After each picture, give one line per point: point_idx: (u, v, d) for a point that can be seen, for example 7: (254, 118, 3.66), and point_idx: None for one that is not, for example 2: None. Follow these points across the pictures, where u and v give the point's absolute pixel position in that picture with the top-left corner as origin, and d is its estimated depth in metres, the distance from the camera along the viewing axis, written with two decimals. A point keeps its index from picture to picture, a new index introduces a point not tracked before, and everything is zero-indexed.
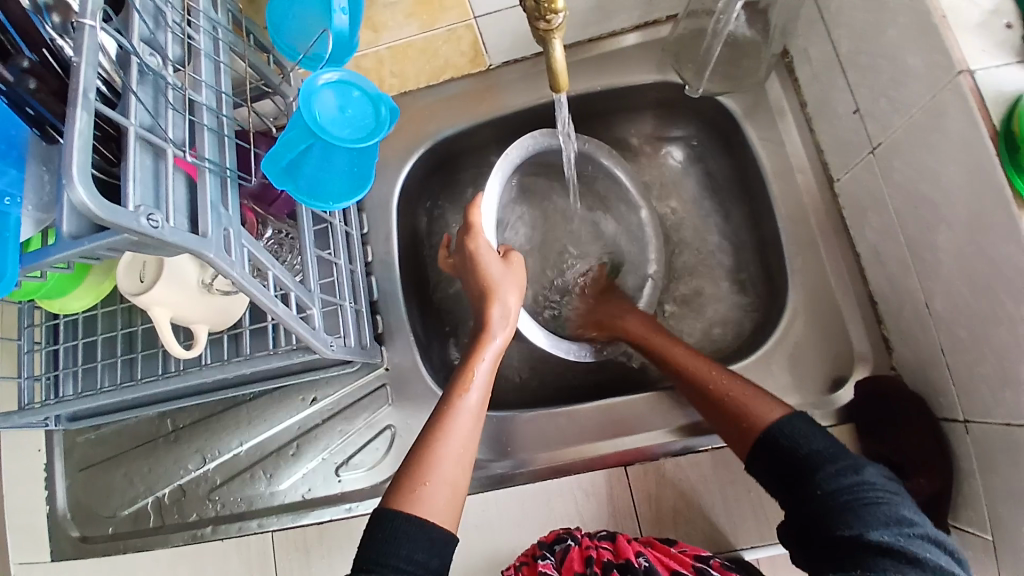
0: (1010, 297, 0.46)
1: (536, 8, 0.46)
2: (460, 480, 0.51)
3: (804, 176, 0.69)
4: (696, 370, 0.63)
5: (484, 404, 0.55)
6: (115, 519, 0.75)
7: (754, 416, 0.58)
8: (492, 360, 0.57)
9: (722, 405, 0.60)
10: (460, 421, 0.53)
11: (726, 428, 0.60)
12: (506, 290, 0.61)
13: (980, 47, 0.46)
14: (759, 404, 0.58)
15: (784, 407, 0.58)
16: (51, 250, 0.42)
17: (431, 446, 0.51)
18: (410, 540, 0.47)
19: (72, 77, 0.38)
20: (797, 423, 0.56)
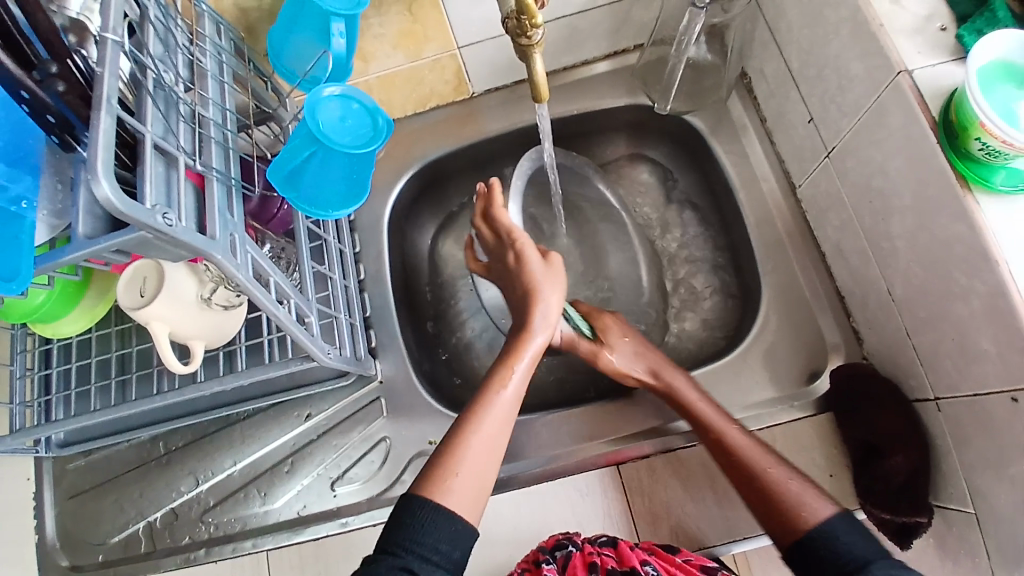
0: (964, 272, 0.50)
1: (517, 25, 0.49)
2: (486, 475, 0.54)
3: (768, 184, 0.73)
4: (741, 447, 0.60)
5: (518, 403, 0.58)
6: (104, 547, 0.73)
7: (800, 505, 0.55)
8: (532, 356, 0.60)
9: (770, 492, 0.57)
10: (495, 421, 0.56)
11: (769, 519, 0.57)
12: (550, 294, 0.63)
13: (914, 51, 0.52)
14: (811, 499, 0.55)
15: (835, 507, 0.55)
16: (67, 250, 0.46)
17: (464, 441, 0.54)
18: (436, 531, 0.49)
19: (96, 86, 0.43)
20: (842, 523, 0.53)
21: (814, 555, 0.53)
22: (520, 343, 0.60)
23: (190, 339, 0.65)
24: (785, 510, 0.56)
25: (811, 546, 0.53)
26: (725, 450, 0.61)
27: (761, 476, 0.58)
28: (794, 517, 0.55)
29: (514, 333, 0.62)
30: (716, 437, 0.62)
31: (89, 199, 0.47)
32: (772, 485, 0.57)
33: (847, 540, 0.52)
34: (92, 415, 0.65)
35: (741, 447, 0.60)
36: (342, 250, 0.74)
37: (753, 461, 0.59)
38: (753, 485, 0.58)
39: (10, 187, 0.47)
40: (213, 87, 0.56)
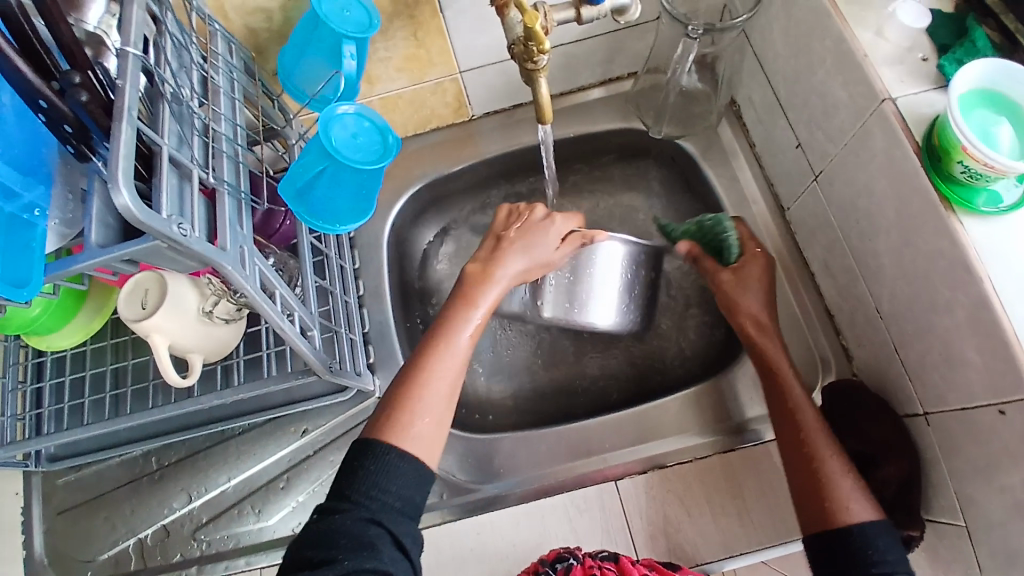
0: (948, 286, 0.53)
1: (524, 50, 0.51)
2: (445, 417, 0.54)
3: (758, 206, 0.76)
4: (813, 427, 0.59)
5: (470, 352, 0.57)
6: (94, 564, 0.72)
7: (838, 496, 0.54)
8: (492, 300, 0.59)
9: (815, 477, 0.56)
10: (449, 364, 0.55)
11: (802, 502, 0.56)
12: (541, 256, 0.62)
13: (897, 80, 0.55)
14: (849, 499, 0.54)
15: (873, 514, 0.53)
16: (79, 258, 0.47)
17: (419, 385, 0.54)
18: (399, 477, 0.49)
19: (119, 98, 0.44)
20: (875, 531, 0.52)
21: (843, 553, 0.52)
22: (481, 289, 0.59)
23: (188, 353, 0.65)
24: (822, 497, 0.55)
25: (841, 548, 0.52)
26: (793, 423, 0.60)
27: (816, 459, 0.57)
28: (825, 508, 0.54)
29: (475, 276, 0.60)
30: (783, 407, 0.62)
31: (101, 209, 0.48)
32: (819, 472, 0.56)
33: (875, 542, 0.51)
34: (88, 428, 0.65)
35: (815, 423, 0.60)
36: (342, 266, 0.75)
37: (815, 442, 0.58)
38: (801, 466, 0.57)
39: (23, 195, 0.47)
40: (224, 103, 0.57)
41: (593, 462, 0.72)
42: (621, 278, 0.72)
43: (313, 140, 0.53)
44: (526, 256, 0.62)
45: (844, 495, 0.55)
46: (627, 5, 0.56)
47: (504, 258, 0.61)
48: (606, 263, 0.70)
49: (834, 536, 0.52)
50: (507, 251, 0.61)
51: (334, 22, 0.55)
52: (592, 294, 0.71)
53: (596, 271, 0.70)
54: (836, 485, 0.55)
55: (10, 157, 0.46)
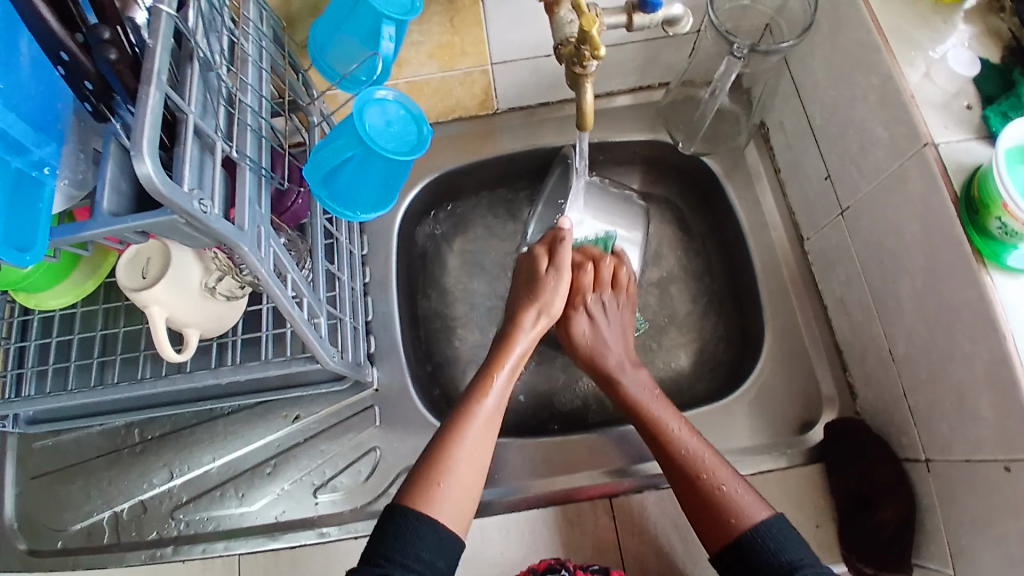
0: (969, 339, 0.53)
1: (575, 52, 0.50)
2: (472, 482, 0.55)
3: (777, 233, 0.76)
4: (685, 444, 0.61)
5: (500, 410, 0.59)
6: (65, 534, 0.70)
7: (742, 513, 0.56)
8: (513, 365, 0.62)
9: (706, 495, 0.57)
10: (480, 426, 0.57)
11: (704, 524, 0.57)
12: (550, 298, 0.66)
13: (941, 124, 0.54)
14: (742, 506, 0.56)
15: (766, 514, 0.55)
16: (88, 224, 0.43)
17: (447, 449, 0.56)
18: (418, 540, 0.51)
19: (148, 59, 0.41)
20: (774, 529, 0.54)
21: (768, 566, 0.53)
22: (502, 349, 0.63)
23: (185, 326, 0.62)
24: (719, 514, 0.56)
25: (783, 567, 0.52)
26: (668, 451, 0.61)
27: (700, 478, 0.59)
28: (725, 522, 0.56)
29: (496, 341, 0.64)
30: (655, 435, 0.62)
31: (116, 173, 0.45)
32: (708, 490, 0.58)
33: (784, 545, 0.53)
34: (72, 395, 0.62)
35: (691, 448, 0.60)
36: (351, 251, 0.73)
37: (699, 462, 0.59)
38: (691, 488, 0.58)
39: (33, 151, 0.44)
40: (252, 73, 0.54)
41: (585, 475, 0.71)
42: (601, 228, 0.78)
43: (345, 124, 0.50)
44: (535, 301, 0.65)
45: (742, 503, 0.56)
46: (680, 16, 0.54)
47: (519, 315, 0.65)
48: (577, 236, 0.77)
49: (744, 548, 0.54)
50: (520, 307, 0.66)
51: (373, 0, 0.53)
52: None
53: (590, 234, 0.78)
54: (734, 502, 0.57)
55: (24, 111, 0.43)
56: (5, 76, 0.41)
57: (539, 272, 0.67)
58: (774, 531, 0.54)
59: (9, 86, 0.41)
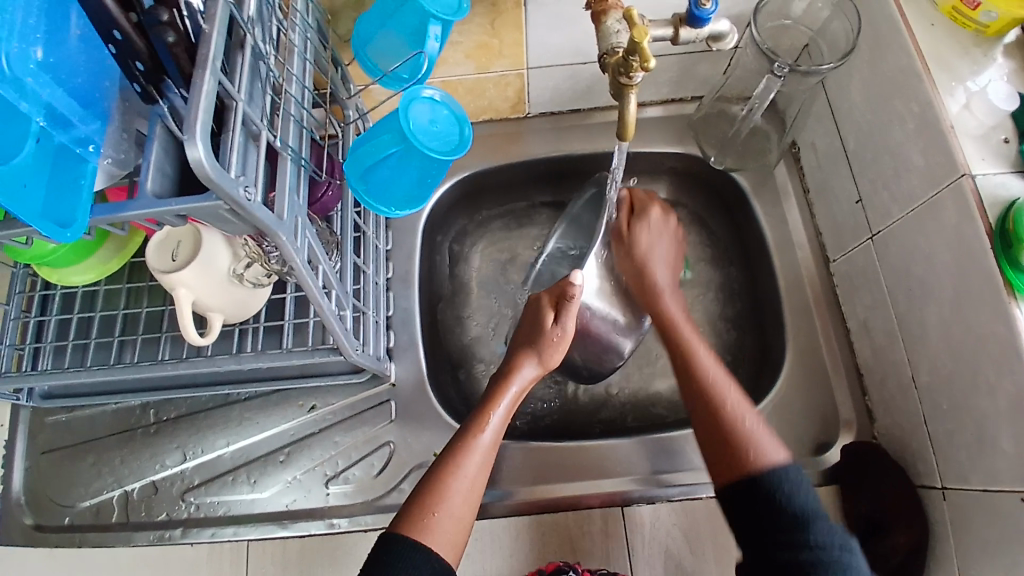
0: (994, 370, 0.53)
1: (623, 63, 0.50)
2: (466, 515, 0.55)
3: (803, 253, 0.76)
4: (720, 379, 0.62)
5: (494, 449, 0.59)
6: (73, 511, 0.70)
7: (756, 450, 0.56)
8: (507, 407, 0.61)
9: (727, 432, 0.58)
10: (474, 463, 0.57)
11: (717, 457, 0.57)
12: (551, 351, 0.65)
13: (978, 156, 0.54)
14: (760, 444, 0.56)
15: (784, 457, 0.55)
16: (130, 204, 0.43)
17: (441, 483, 0.55)
18: (412, 565, 0.50)
19: (204, 45, 0.41)
20: (791, 474, 0.53)
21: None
22: (500, 389, 0.62)
23: (209, 311, 0.61)
24: (735, 444, 0.57)
25: None
26: (696, 383, 0.62)
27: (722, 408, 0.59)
28: (739, 457, 0.56)
29: (493, 385, 0.63)
30: (689, 372, 0.63)
31: (160, 156, 0.44)
32: (729, 424, 0.58)
33: (798, 493, 0.52)
34: (93, 371, 0.62)
35: (722, 382, 0.62)
36: (377, 246, 0.73)
37: (722, 394, 0.61)
38: (712, 416, 0.59)
39: (78, 127, 0.43)
40: (297, 64, 0.54)
41: (593, 483, 0.70)
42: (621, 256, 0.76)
43: (390, 119, 0.51)
44: (535, 351, 0.65)
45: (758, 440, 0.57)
46: (726, 32, 0.54)
47: (518, 360, 0.64)
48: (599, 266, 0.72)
49: (750, 483, 0.54)
50: (519, 354, 0.65)
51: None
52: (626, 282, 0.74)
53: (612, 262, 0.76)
54: (752, 436, 0.57)
55: (71, 86, 0.41)
56: (55, 49, 0.40)
57: (544, 324, 0.65)
58: (787, 473, 0.53)
59: (59, 60, 0.40)
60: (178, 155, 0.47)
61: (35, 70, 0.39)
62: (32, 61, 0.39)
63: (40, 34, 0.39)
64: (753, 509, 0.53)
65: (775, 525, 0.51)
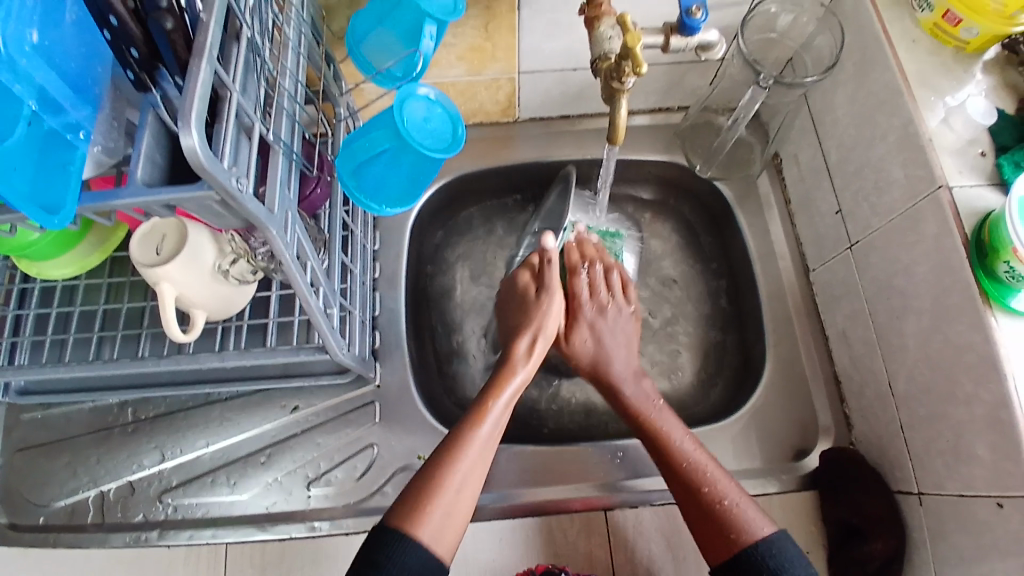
0: (971, 380, 0.54)
1: (616, 68, 0.50)
2: (458, 513, 0.53)
3: (784, 262, 0.77)
4: (693, 460, 0.60)
5: (495, 437, 0.57)
6: (48, 510, 0.69)
7: (742, 528, 0.54)
8: (511, 394, 0.60)
9: (709, 512, 0.56)
10: (478, 449, 0.56)
11: (703, 539, 0.56)
12: (546, 322, 0.65)
13: (956, 169, 0.56)
14: (746, 522, 0.55)
15: (770, 530, 0.54)
16: (119, 193, 0.42)
17: (438, 478, 0.53)
18: (406, 548, 0.49)
19: (201, 35, 0.40)
20: (774, 547, 0.53)
21: None
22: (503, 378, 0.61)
23: (193, 307, 0.61)
24: (722, 529, 0.55)
25: None
26: (673, 463, 0.60)
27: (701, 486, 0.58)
28: (725, 535, 0.54)
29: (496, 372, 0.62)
30: (664, 455, 0.61)
31: (151, 145, 0.43)
32: (709, 509, 0.56)
33: (784, 562, 0.52)
34: (71, 367, 0.61)
35: (698, 465, 0.59)
36: (365, 246, 0.73)
37: (706, 477, 0.58)
38: (693, 502, 0.58)
39: (69, 113, 0.42)
40: (291, 58, 0.54)
41: (569, 488, 0.72)
42: None
43: (385, 116, 0.51)
44: (532, 324, 0.65)
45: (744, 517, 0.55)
46: (714, 43, 0.55)
47: (515, 341, 0.64)
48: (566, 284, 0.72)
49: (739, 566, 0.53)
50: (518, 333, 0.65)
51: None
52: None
53: None
54: (738, 514, 0.55)
55: (64, 71, 0.41)
56: (51, 31, 0.39)
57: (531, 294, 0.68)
58: (772, 549, 0.52)
59: (54, 43, 0.40)
60: (169, 144, 0.46)
61: (30, 53, 0.39)
62: (27, 43, 0.38)
63: (35, 16, 0.38)
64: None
65: None
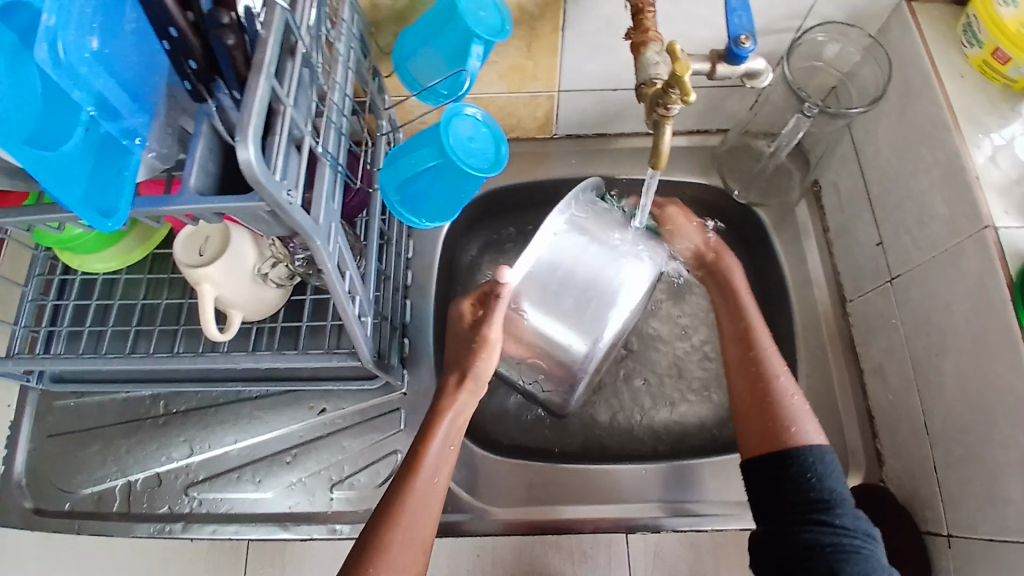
0: (1009, 424, 0.53)
1: (662, 95, 0.50)
2: (414, 564, 0.56)
3: (820, 291, 0.77)
4: (765, 361, 0.64)
5: (438, 482, 0.60)
6: (74, 497, 0.71)
7: (800, 429, 0.59)
8: (445, 436, 0.61)
9: (777, 414, 0.61)
10: (420, 499, 0.58)
11: (743, 430, 0.62)
12: (474, 369, 0.63)
13: (1003, 208, 0.55)
14: (802, 424, 0.60)
15: (823, 441, 0.59)
16: (172, 200, 0.43)
17: (384, 533, 0.56)
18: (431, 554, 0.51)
19: (261, 51, 0.41)
20: (825, 457, 0.58)
21: (787, 502, 0.57)
22: (435, 420, 0.62)
23: (230, 308, 0.62)
24: (777, 423, 0.60)
25: (771, 517, 0.57)
26: (759, 379, 0.63)
27: (765, 384, 0.63)
28: (782, 431, 0.59)
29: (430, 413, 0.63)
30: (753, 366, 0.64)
31: (204, 153, 0.45)
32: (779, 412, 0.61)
33: (829, 474, 0.57)
34: (110, 359, 0.62)
35: (768, 369, 0.64)
36: (399, 253, 0.74)
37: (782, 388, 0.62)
38: (761, 404, 0.62)
39: (126, 119, 0.43)
40: (340, 72, 0.55)
41: (592, 507, 0.71)
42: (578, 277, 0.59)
43: (431, 133, 0.51)
44: (461, 365, 0.64)
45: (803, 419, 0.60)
46: (761, 72, 0.55)
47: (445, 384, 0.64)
48: (560, 268, 0.59)
49: (776, 462, 0.58)
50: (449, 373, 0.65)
51: (469, 20, 0.54)
52: (592, 276, 0.59)
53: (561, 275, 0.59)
54: (797, 417, 0.60)
55: (122, 78, 0.42)
56: (111, 41, 0.41)
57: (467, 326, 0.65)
58: (820, 456, 0.58)
59: (112, 52, 0.41)
60: (222, 153, 0.47)
61: (90, 59, 0.39)
62: (88, 50, 0.39)
63: (96, 25, 0.39)
64: (773, 487, 0.58)
65: (793, 505, 0.56)
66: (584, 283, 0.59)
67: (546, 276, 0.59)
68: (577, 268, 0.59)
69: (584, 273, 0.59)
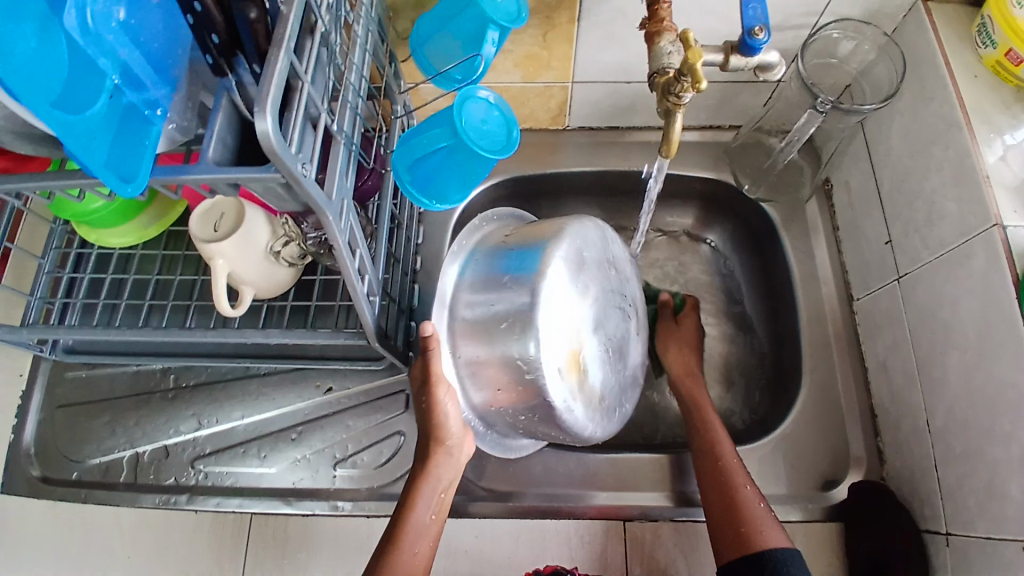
0: (1010, 422, 0.53)
1: (675, 82, 0.51)
2: None
3: (827, 289, 0.77)
4: (719, 457, 0.64)
5: (426, 537, 0.58)
6: (82, 466, 0.72)
7: (753, 531, 0.57)
8: (427, 493, 0.60)
9: (730, 513, 0.59)
10: (409, 558, 0.57)
11: (717, 535, 0.59)
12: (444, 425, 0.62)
13: (1012, 208, 0.55)
14: (757, 523, 0.58)
15: (783, 541, 0.56)
16: (190, 168, 0.44)
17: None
18: None
19: (280, 25, 0.42)
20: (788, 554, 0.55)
21: None
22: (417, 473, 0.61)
23: (242, 285, 0.63)
24: (732, 529, 0.58)
25: None
26: (713, 478, 0.63)
27: (721, 483, 0.62)
28: (740, 533, 0.58)
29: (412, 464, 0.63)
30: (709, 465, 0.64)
31: (223, 126, 0.46)
32: (733, 515, 0.59)
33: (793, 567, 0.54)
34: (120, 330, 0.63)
35: (728, 474, 0.63)
36: (409, 236, 0.75)
37: (735, 485, 0.61)
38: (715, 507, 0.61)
39: (150, 90, 0.44)
40: (358, 54, 0.56)
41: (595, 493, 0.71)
42: (494, 292, 0.62)
43: (445, 113, 0.52)
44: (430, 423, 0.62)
45: (760, 519, 0.58)
46: (774, 64, 0.55)
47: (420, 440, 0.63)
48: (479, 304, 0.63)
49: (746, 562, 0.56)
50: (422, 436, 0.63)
51: (486, 5, 0.54)
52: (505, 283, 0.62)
53: (481, 298, 0.62)
54: (751, 515, 0.59)
55: (149, 50, 0.43)
56: (136, 11, 0.42)
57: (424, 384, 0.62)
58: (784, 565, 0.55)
59: (138, 22, 0.42)
60: (240, 127, 0.48)
61: (117, 29, 0.41)
62: (114, 20, 0.41)
63: None
64: None
65: None
66: (497, 291, 0.62)
67: (473, 312, 0.62)
68: (487, 291, 0.62)
69: (502, 285, 0.62)
